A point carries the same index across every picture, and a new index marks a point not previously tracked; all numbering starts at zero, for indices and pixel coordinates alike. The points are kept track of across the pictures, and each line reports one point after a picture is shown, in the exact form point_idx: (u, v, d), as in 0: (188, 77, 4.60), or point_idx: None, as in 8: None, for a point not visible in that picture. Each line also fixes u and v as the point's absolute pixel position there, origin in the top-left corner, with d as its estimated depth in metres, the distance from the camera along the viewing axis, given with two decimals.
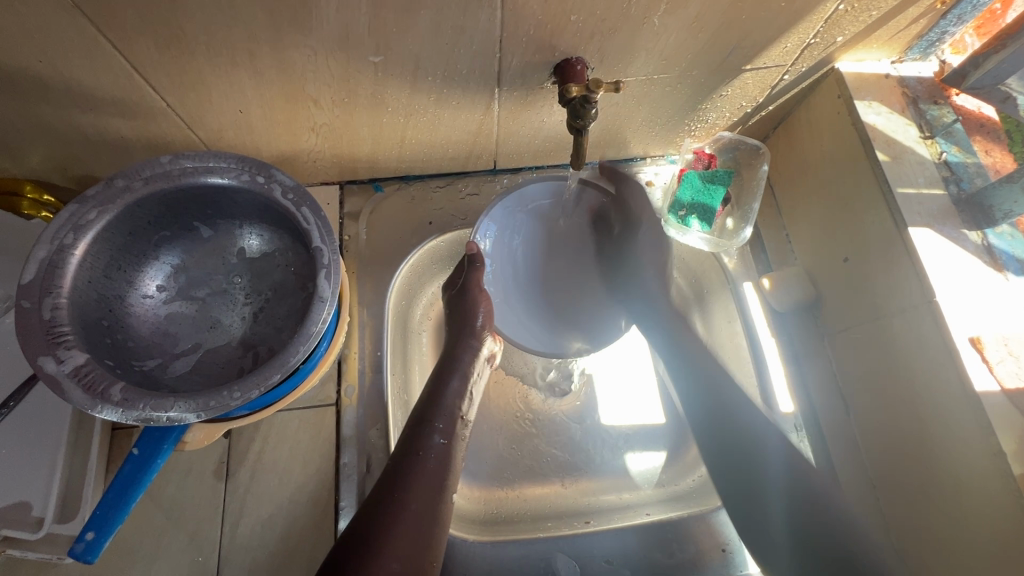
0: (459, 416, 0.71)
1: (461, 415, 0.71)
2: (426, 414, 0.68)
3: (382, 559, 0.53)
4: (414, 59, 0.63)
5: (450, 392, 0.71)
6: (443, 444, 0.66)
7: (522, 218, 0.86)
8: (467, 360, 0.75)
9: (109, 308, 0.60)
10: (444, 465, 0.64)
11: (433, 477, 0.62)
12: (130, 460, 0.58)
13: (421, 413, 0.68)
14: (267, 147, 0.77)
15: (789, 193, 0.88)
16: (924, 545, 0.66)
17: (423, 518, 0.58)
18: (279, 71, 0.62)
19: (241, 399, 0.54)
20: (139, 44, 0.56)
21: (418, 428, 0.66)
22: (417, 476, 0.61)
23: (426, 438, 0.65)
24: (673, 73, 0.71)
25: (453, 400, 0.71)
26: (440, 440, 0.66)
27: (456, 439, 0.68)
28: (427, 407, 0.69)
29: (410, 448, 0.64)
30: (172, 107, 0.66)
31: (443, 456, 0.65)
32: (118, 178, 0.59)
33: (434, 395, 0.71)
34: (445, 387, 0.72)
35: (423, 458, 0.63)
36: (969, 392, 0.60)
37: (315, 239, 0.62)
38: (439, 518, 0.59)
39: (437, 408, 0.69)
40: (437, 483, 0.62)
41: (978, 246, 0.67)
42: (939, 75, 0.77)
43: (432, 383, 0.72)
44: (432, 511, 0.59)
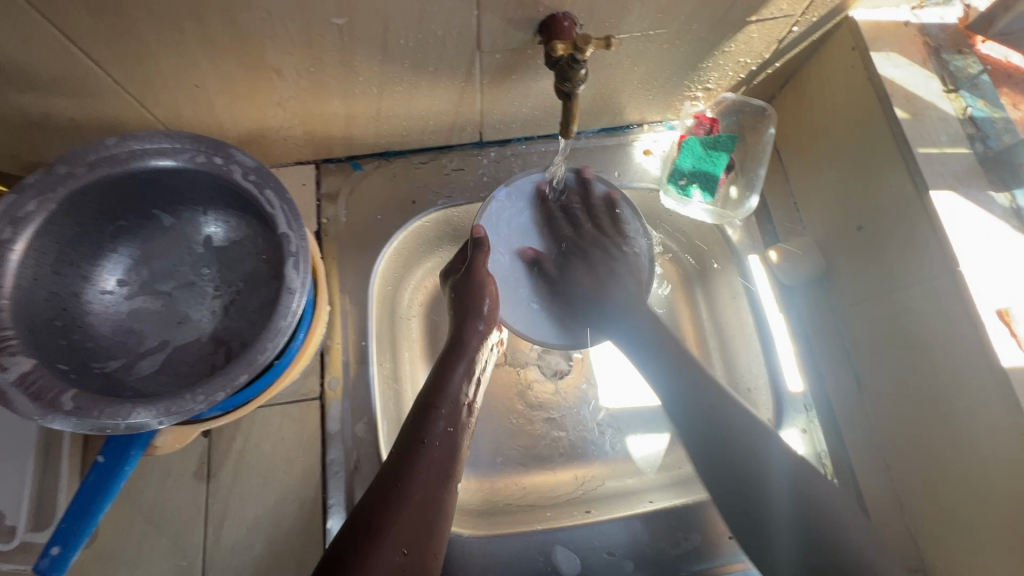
0: (464, 403, 0.66)
1: (466, 402, 0.66)
2: (431, 400, 0.63)
3: (384, 552, 0.48)
4: (382, 21, 0.56)
5: (458, 376, 0.66)
6: (449, 432, 0.61)
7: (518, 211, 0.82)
8: (472, 349, 0.70)
9: (62, 306, 0.56)
10: (449, 454, 0.59)
11: (436, 466, 0.57)
12: (95, 468, 0.55)
13: (427, 399, 0.63)
14: (232, 125, 0.71)
15: (802, 155, 0.81)
16: (942, 529, 0.63)
17: (426, 509, 0.53)
18: (232, 38, 0.56)
19: (206, 403, 0.50)
20: (70, 13, 0.50)
21: (423, 415, 0.61)
22: (421, 463, 0.56)
23: (431, 423, 0.60)
24: (671, 27, 0.64)
25: (458, 384, 0.66)
26: (445, 427, 0.61)
27: (462, 426, 0.64)
28: (432, 391, 0.64)
29: (413, 436, 0.59)
30: (119, 84, 0.60)
31: (448, 444, 0.60)
32: (58, 165, 0.53)
33: (441, 379, 0.65)
34: (453, 371, 0.66)
35: (427, 447, 0.58)
36: (996, 369, 0.55)
37: (281, 225, 0.57)
38: (441, 510, 0.55)
39: (442, 394, 0.63)
40: (441, 473, 0.57)
41: (1007, 209, 0.61)
42: (964, 22, 0.70)
43: (437, 369, 0.67)
44: (435, 502, 0.55)
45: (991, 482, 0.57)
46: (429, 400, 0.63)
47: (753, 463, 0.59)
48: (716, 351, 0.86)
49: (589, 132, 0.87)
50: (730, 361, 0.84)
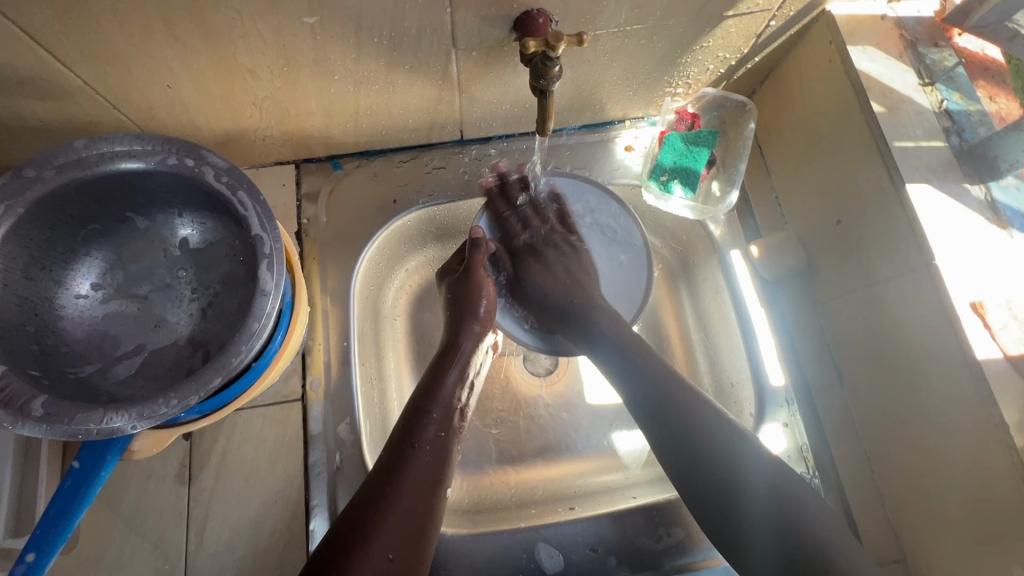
0: (456, 408, 0.65)
1: (459, 407, 0.66)
2: (422, 404, 0.63)
3: (369, 557, 0.48)
4: (354, 19, 0.56)
5: (450, 381, 0.66)
6: (440, 438, 0.61)
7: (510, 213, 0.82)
8: (464, 354, 0.69)
9: (34, 312, 0.55)
10: (439, 460, 0.59)
11: (426, 471, 0.57)
12: (70, 474, 0.55)
13: (418, 404, 0.63)
14: (209, 126, 0.70)
15: (785, 151, 0.81)
16: (918, 519, 0.64)
17: (415, 514, 0.53)
18: (203, 38, 0.55)
19: (180, 406, 0.50)
20: (34, 14, 0.49)
21: (413, 419, 0.61)
22: (410, 469, 0.56)
23: (421, 428, 0.60)
24: (648, 23, 0.64)
25: (450, 388, 0.65)
26: (436, 431, 0.61)
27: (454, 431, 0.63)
28: (425, 396, 0.64)
29: (404, 440, 0.59)
30: (90, 85, 0.59)
31: (438, 450, 0.59)
32: (26, 168, 0.52)
33: (433, 383, 0.65)
34: (444, 376, 0.66)
35: (418, 451, 0.58)
36: (969, 360, 0.56)
37: (254, 227, 0.56)
38: (432, 515, 0.54)
39: (434, 398, 0.63)
40: (431, 477, 0.57)
41: (981, 202, 0.62)
42: (941, 15, 0.70)
43: (429, 373, 0.67)
44: (423, 508, 0.54)
45: (965, 473, 0.57)
46: (420, 405, 0.63)
47: (727, 454, 0.57)
48: (699, 344, 0.86)
49: (571, 129, 0.87)
50: (714, 354, 0.84)
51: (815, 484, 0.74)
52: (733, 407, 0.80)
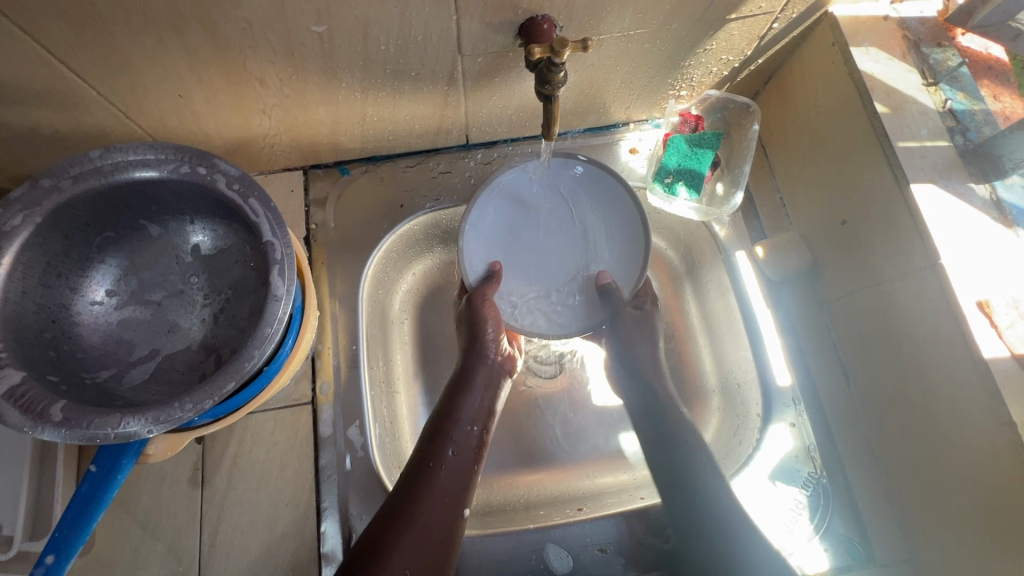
0: (477, 430, 0.66)
1: (479, 429, 0.67)
2: (440, 425, 0.64)
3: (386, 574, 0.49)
4: (362, 28, 0.57)
5: (467, 404, 0.67)
6: (458, 459, 0.62)
7: (505, 203, 0.78)
8: (475, 380, 0.70)
9: (51, 318, 0.56)
10: (457, 482, 0.60)
11: (443, 491, 0.58)
12: (87, 478, 0.56)
13: (436, 426, 0.64)
14: (219, 134, 0.71)
15: (800, 152, 0.79)
16: (928, 518, 0.63)
17: (431, 534, 0.54)
18: (214, 49, 0.56)
19: (195, 410, 0.51)
20: (50, 28, 0.50)
21: (432, 440, 0.62)
22: (428, 489, 0.57)
23: (439, 449, 0.61)
24: (651, 27, 0.64)
25: (467, 412, 0.66)
26: (453, 452, 0.62)
27: (474, 452, 0.64)
28: (442, 417, 0.65)
29: (422, 460, 0.60)
30: (103, 95, 0.60)
31: (455, 471, 0.60)
32: (43, 178, 0.53)
33: (451, 405, 0.67)
34: (462, 398, 0.67)
35: (434, 472, 0.59)
36: (977, 359, 0.56)
37: (266, 232, 0.57)
38: (448, 535, 0.56)
39: (452, 421, 0.65)
40: (449, 498, 0.58)
41: (987, 201, 0.62)
42: (943, 15, 0.70)
43: (447, 395, 0.68)
44: (440, 527, 0.55)
45: (971, 471, 0.58)
46: (438, 426, 0.64)
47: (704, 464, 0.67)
48: (706, 347, 0.86)
49: (575, 133, 0.88)
50: (719, 356, 0.84)
51: (823, 483, 0.74)
52: (740, 407, 0.81)
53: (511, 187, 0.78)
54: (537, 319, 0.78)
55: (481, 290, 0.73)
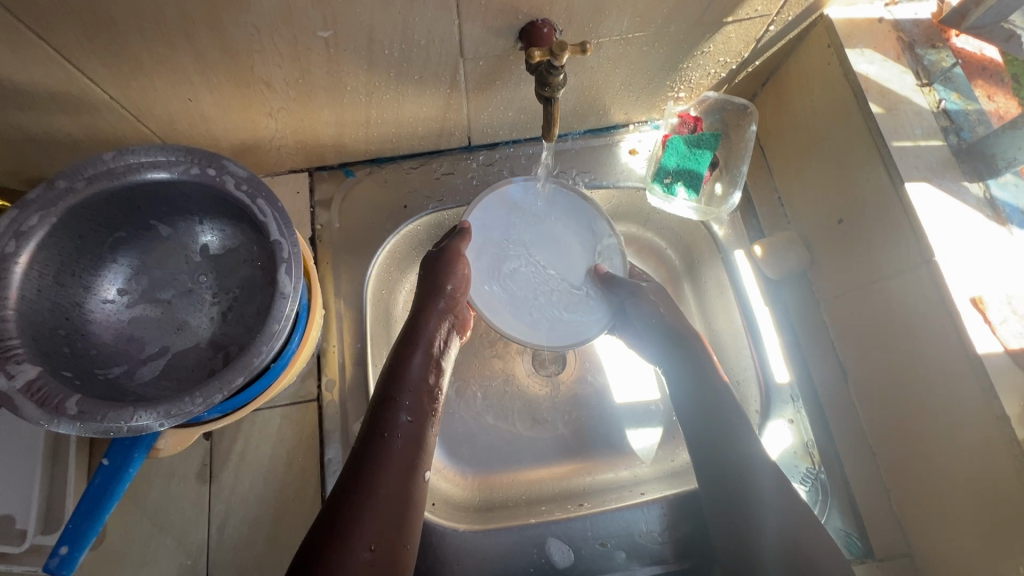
0: (428, 390, 0.65)
1: (430, 389, 0.66)
2: (390, 390, 0.63)
3: (351, 550, 0.49)
4: (367, 33, 0.58)
5: (415, 365, 0.66)
6: (412, 423, 0.61)
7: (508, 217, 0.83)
8: (426, 339, 0.69)
9: (65, 316, 0.58)
10: (414, 445, 0.60)
11: (400, 459, 0.57)
12: (100, 471, 0.57)
13: (385, 390, 0.63)
14: (227, 136, 0.73)
15: (784, 155, 0.83)
16: (925, 513, 0.64)
17: (394, 504, 0.54)
18: (223, 53, 0.58)
19: (205, 404, 0.52)
20: (67, 34, 0.52)
21: (383, 407, 0.61)
22: (384, 461, 0.56)
23: (392, 416, 0.60)
24: (649, 31, 0.66)
25: (416, 372, 0.65)
26: (407, 417, 0.61)
27: (427, 410, 0.64)
28: (391, 381, 0.64)
29: (374, 430, 0.59)
30: (116, 99, 0.62)
31: (410, 437, 0.60)
32: (58, 180, 0.55)
33: (400, 366, 0.65)
34: (410, 359, 0.66)
35: (388, 441, 0.58)
36: (971, 354, 0.57)
37: (272, 232, 0.59)
38: (410, 502, 0.55)
39: (401, 384, 0.63)
40: (407, 465, 0.57)
41: (981, 199, 0.63)
42: (937, 17, 0.72)
43: (394, 358, 0.67)
44: (403, 497, 0.55)
45: (967, 464, 0.58)
46: (387, 391, 0.63)
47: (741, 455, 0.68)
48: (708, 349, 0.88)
49: (576, 134, 0.89)
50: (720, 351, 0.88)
51: (822, 479, 0.76)
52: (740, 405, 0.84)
53: (512, 202, 0.83)
54: (541, 329, 0.80)
55: (454, 244, 0.76)
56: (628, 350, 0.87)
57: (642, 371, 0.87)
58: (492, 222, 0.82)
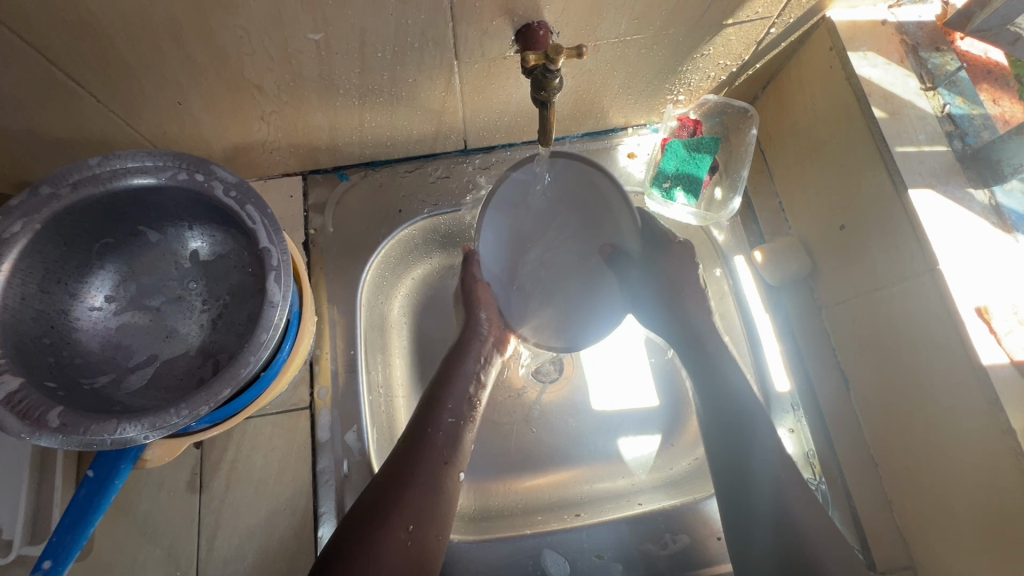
0: (469, 397, 0.71)
1: (472, 397, 0.71)
2: (436, 393, 0.69)
3: (391, 531, 0.57)
4: (359, 36, 0.57)
5: (461, 374, 0.72)
6: (453, 424, 0.67)
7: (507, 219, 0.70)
8: (470, 348, 0.73)
9: (50, 324, 0.56)
10: (452, 444, 0.66)
11: (438, 455, 0.64)
12: (85, 483, 0.56)
13: (432, 398, 0.68)
14: (218, 140, 0.72)
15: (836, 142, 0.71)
16: (929, 527, 0.63)
17: (430, 493, 0.61)
18: (211, 56, 0.57)
19: (190, 416, 0.51)
20: (50, 37, 0.51)
21: (428, 408, 0.68)
22: (425, 455, 0.63)
23: (435, 416, 0.67)
24: (648, 33, 0.64)
25: (461, 382, 0.71)
26: (450, 419, 0.68)
27: (468, 416, 0.70)
28: (438, 386, 0.70)
29: (419, 426, 0.66)
30: (103, 103, 0.61)
31: (451, 436, 0.66)
32: (42, 186, 0.54)
33: (444, 376, 0.71)
34: (457, 369, 0.72)
35: (431, 436, 0.65)
36: (976, 366, 0.55)
37: (262, 239, 0.57)
38: (444, 494, 0.62)
39: (447, 389, 0.69)
40: (443, 461, 0.64)
41: (986, 206, 0.62)
42: (941, 19, 0.70)
43: (445, 364, 0.73)
44: (437, 489, 0.62)
45: (973, 479, 0.57)
46: (434, 396, 0.69)
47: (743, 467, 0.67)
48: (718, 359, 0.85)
49: (573, 137, 0.88)
50: None
51: (822, 490, 0.75)
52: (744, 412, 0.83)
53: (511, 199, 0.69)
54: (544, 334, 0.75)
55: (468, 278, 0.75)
56: (613, 358, 0.86)
57: (641, 378, 0.86)
58: (494, 238, 0.71)
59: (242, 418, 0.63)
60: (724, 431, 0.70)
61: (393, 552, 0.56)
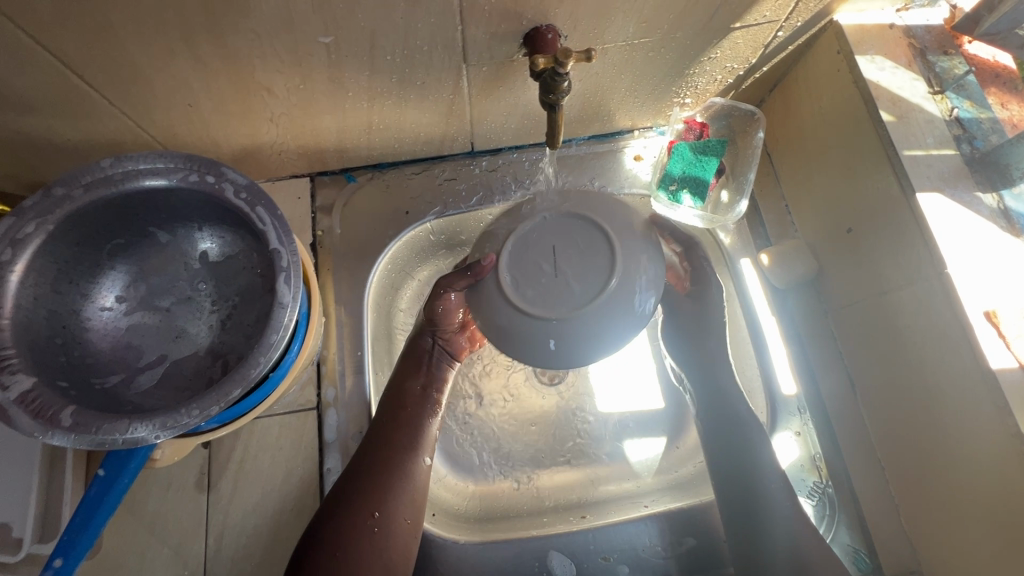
0: (432, 388, 0.74)
1: (435, 384, 0.75)
2: (399, 381, 0.73)
3: (357, 515, 0.61)
4: (368, 38, 0.57)
5: (411, 377, 0.73)
6: (415, 412, 0.71)
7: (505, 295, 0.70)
8: (427, 353, 0.75)
9: (62, 324, 0.57)
10: (414, 430, 0.69)
11: (403, 441, 0.68)
12: (96, 482, 0.56)
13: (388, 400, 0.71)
14: (228, 142, 0.72)
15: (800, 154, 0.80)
16: (936, 531, 0.62)
17: (394, 478, 0.65)
18: (223, 59, 0.57)
19: (201, 416, 0.51)
20: (64, 39, 0.51)
21: (392, 398, 0.71)
22: (388, 442, 0.67)
23: (397, 405, 0.70)
24: (655, 36, 0.65)
25: (414, 380, 0.73)
26: (409, 407, 0.71)
27: (428, 408, 0.72)
28: (398, 378, 0.73)
29: (384, 415, 0.70)
30: (115, 105, 0.61)
31: (413, 423, 0.70)
32: (56, 187, 0.54)
33: (402, 378, 0.73)
34: (417, 367, 0.74)
35: (393, 424, 0.69)
36: (985, 370, 0.55)
37: (272, 240, 0.58)
38: (410, 476, 0.66)
39: (406, 379, 0.73)
40: (407, 446, 0.68)
41: (994, 210, 0.62)
42: (950, 22, 0.70)
43: (401, 361, 0.75)
44: (404, 472, 0.66)
45: (984, 484, 0.56)
46: (396, 386, 0.72)
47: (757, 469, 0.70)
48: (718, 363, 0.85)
49: (580, 140, 0.88)
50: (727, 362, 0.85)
51: (829, 492, 0.75)
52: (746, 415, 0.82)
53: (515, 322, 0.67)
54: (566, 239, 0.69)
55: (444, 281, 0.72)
56: (618, 361, 0.86)
57: (647, 381, 0.85)
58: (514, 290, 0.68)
59: (250, 418, 0.63)
60: (730, 433, 0.75)
61: (360, 533, 0.60)
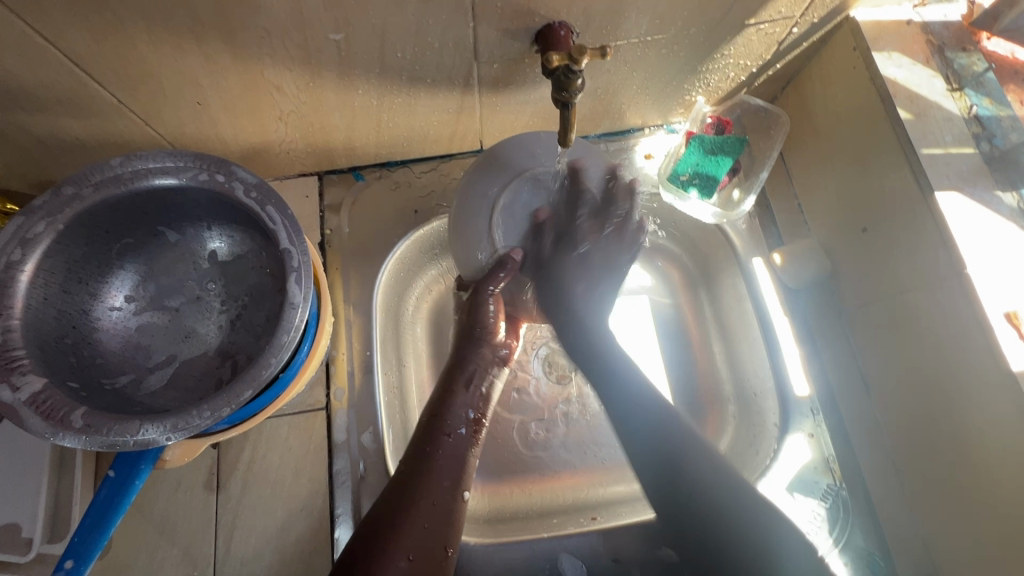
0: (472, 420, 0.69)
1: (477, 420, 0.70)
2: (438, 409, 0.68)
3: (392, 557, 0.52)
4: (379, 35, 0.56)
5: (459, 402, 0.69)
6: (455, 442, 0.65)
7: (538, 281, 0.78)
8: (474, 375, 0.72)
9: (72, 324, 0.57)
10: (456, 461, 0.64)
11: (443, 473, 0.62)
12: (107, 483, 0.56)
13: (428, 428, 0.65)
14: (236, 140, 0.72)
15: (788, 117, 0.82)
16: (956, 538, 0.62)
17: (433, 516, 0.58)
18: (233, 57, 0.56)
19: (212, 418, 0.51)
20: (73, 37, 0.50)
21: (431, 426, 0.66)
22: (429, 475, 0.61)
23: (437, 435, 0.65)
24: (669, 33, 0.64)
25: (461, 404, 0.69)
26: (451, 436, 0.65)
27: (471, 437, 0.68)
28: (437, 407, 0.68)
29: (423, 444, 0.64)
30: (124, 103, 0.61)
31: (453, 454, 0.64)
32: (65, 186, 0.54)
33: (444, 403, 0.68)
34: (455, 397, 0.69)
35: (433, 456, 0.63)
36: (1005, 372, 0.54)
37: (282, 240, 0.57)
38: (451, 514, 0.60)
39: (449, 404, 0.68)
40: (447, 480, 0.62)
41: (1015, 209, 0.60)
42: (968, 18, 0.69)
43: (441, 387, 0.70)
44: (444, 509, 0.59)
45: (1007, 492, 0.55)
46: (434, 415, 0.67)
47: None
48: (720, 354, 0.86)
49: (592, 137, 0.88)
50: (736, 364, 0.84)
51: (842, 494, 0.74)
52: (756, 417, 0.81)
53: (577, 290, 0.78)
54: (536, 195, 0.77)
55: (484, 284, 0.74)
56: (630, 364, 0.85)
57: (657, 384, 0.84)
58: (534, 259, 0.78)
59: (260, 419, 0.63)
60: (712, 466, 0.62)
61: None
